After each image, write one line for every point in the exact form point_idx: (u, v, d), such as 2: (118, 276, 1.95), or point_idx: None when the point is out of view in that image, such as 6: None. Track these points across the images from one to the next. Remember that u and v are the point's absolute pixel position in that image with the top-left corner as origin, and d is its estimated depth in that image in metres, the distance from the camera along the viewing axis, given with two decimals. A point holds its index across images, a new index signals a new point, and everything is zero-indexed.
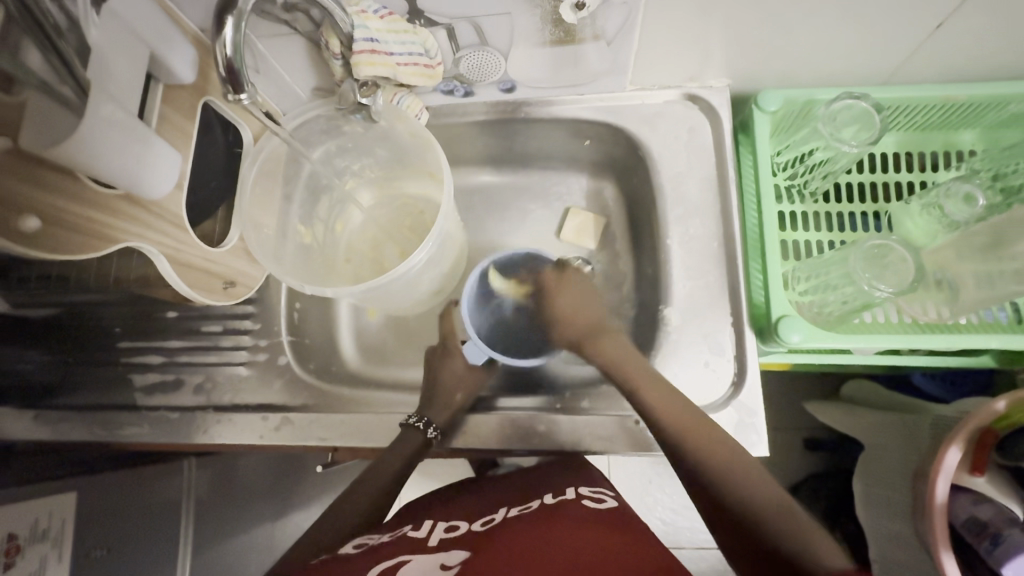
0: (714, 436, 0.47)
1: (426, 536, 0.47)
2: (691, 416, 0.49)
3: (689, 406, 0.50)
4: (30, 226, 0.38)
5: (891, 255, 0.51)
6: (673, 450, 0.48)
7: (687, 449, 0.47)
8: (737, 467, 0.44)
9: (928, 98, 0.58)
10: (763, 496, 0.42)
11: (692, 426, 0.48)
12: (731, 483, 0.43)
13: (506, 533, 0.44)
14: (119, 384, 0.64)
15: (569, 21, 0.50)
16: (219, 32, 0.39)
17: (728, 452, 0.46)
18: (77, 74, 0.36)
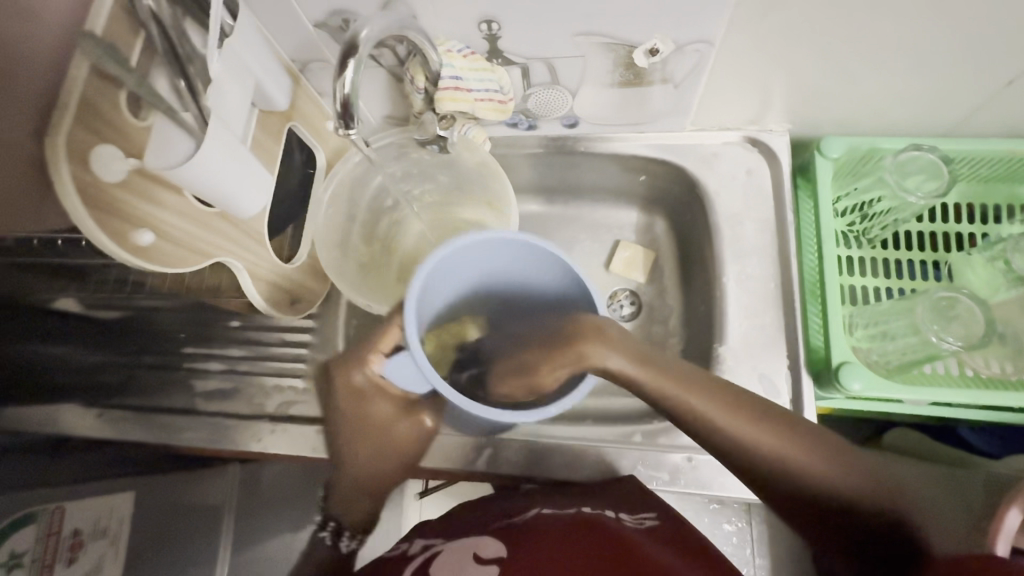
0: (713, 396, 0.45)
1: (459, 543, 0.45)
2: (705, 400, 0.45)
3: (686, 379, 0.45)
4: (142, 244, 0.38)
5: (959, 306, 0.52)
6: (689, 430, 0.46)
7: (701, 429, 0.45)
8: (751, 428, 0.45)
9: (993, 151, 0.58)
10: (784, 451, 0.44)
11: (685, 393, 0.45)
12: (755, 453, 0.44)
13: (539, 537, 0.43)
14: (179, 388, 0.66)
15: (641, 65, 0.53)
16: (341, 74, 0.41)
17: (737, 416, 0.44)
18: (200, 102, 0.39)
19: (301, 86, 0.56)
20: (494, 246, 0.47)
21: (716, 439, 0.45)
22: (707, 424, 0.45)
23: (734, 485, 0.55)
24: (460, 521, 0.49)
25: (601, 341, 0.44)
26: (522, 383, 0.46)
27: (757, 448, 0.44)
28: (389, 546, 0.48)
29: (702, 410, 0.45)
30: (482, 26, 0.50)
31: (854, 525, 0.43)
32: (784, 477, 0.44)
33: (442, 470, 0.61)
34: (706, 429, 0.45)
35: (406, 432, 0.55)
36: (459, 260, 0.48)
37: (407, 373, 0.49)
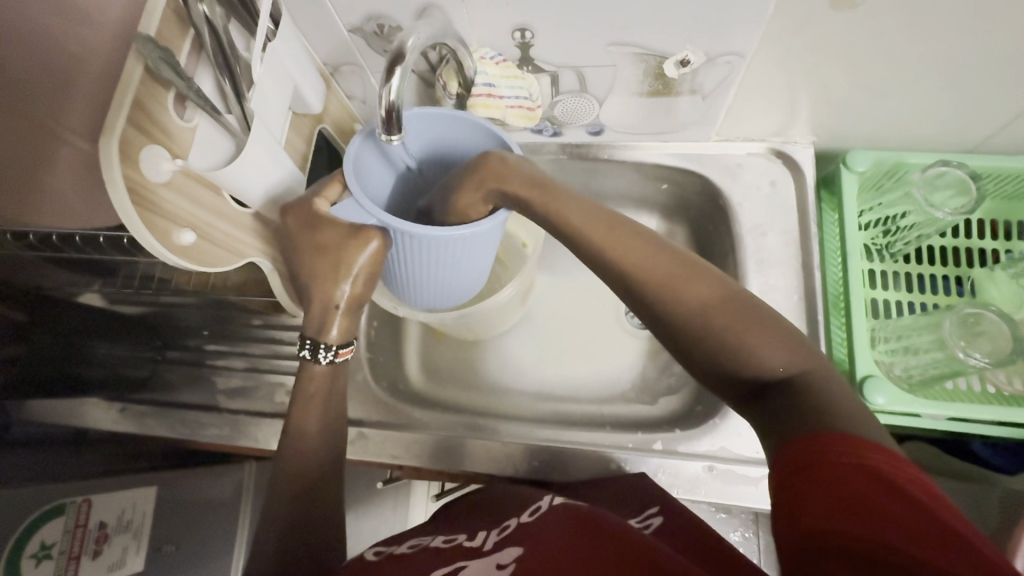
0: (719, 293, 0.38)
1: (479, 542, 0.45)
2: (677, 278, 0.39)
3: (665, 258, 0.40)
4: (184, 243, 0.39)
5: (985, 323, 0.52)
6: (669, 329, 0.39)
7: (685, 327, 0.38)
8: (764, 340, 0.36)
9: (1020, 168, 0.58)
10: (747, 338, 0.36)
11: (680, 284, 0.39)
12: (750, 365, 0.36)
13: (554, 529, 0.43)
14: (202, 383, 0.67)
15: (670, 76, 0.53)
16: (387, 82, 0.38)
17: (710, 299, 0.38)
18: (242, 105, 0.39)
19: (331, 89, 0.56)
20: (449, 121, 0.49)
21: (705, 343, 0.37)
22: (696, 321, 0.38)
23: (755, 496, 0.55)
24: (475, 524, 0.49)
25: (498, 176, 0.45)
26: (472, 204, 0.47)
27: (761, 360, 0.36)
28: (406, 545, 0.47)
29: (698, 307, 0.38)
30: (515, 34, 0.50)
31: (835, 452, 0.30)
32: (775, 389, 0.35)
33: (462, 472, 0.61)
34: (694, 331, 0.38)
35: (356, 257, 0.44)
36: (417, 126, 0.49)
37: (356, 218, 0.44)
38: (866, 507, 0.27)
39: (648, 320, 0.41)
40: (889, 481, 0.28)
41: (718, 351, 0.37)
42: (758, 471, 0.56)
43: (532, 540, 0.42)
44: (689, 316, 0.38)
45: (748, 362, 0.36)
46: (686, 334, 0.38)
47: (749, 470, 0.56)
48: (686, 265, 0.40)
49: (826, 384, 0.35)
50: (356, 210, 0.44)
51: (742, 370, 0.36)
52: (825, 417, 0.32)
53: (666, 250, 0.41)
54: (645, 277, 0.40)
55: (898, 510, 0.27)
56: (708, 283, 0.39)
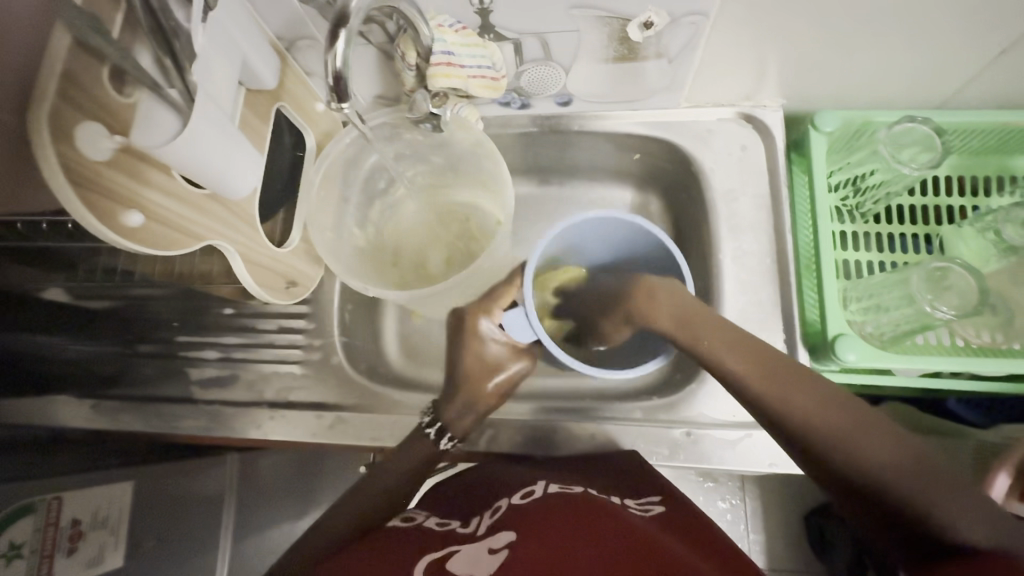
0: (848, 410, 0.40)
1: (473, 528, 0.46)
2: (797, 386, 0.42)
3: (791, 365, 0.43)
4: (130, 225, 0.38)
5: (952, 277, 0.52)
6: (834, 462, 0.39)
7: (827, 451, 0.39)
8: (879, 446, 0.37)
9: (985, 123, 0.58)
10: (859, 443, 0.38)
11: (808, 400, 0.41)
12: (905, 488, 0.35)
13: (538, 513, 0.43)
14: (175, 376, 0.65)
15: (635, 40, 0.52)
16: (332, 45, 0.40)
17: (822, 407, 0.40)
18: (186, 78, 0.38)
19: (288, 64, 0.54)
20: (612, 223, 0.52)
21: (826, 451, 0.39)
22: (889, 490, 0.36)
23: (734, 459, 0.56)
24: (468, 509, 0.50)
25: (649, 303, 0.48)
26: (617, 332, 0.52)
27: (920, 480, 0.35)
28: (402, 519, 0.50)
29: (835, 427, 0.39)
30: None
31: None
32: (864, 489, 0.37)
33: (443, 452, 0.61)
34: (887, 478, 0.36)
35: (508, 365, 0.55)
36: (591, 227, 0.52)
37: (521, 329, 0.50)
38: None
39: (763, 418, 0.43)
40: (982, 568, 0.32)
41: (909, 459, 0.36)
42: (737, 434, 0.57)
43: (520, 526, 0.43)
44: (796, 416, 0.41)
45: (887, 488, 0.36)
46: (802, 435, 0.40)
47: (728, 433, 0.57)
48: (809, 386, 0.42)
49: (955, 496, 0.35)
50: (523, 323, 0.50)
51: (857, 479, 0.37)
52: (901, 500, 0.36)
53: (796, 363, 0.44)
54: (753, 378, 0.44)
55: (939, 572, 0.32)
56: (825, 389, 0.41)
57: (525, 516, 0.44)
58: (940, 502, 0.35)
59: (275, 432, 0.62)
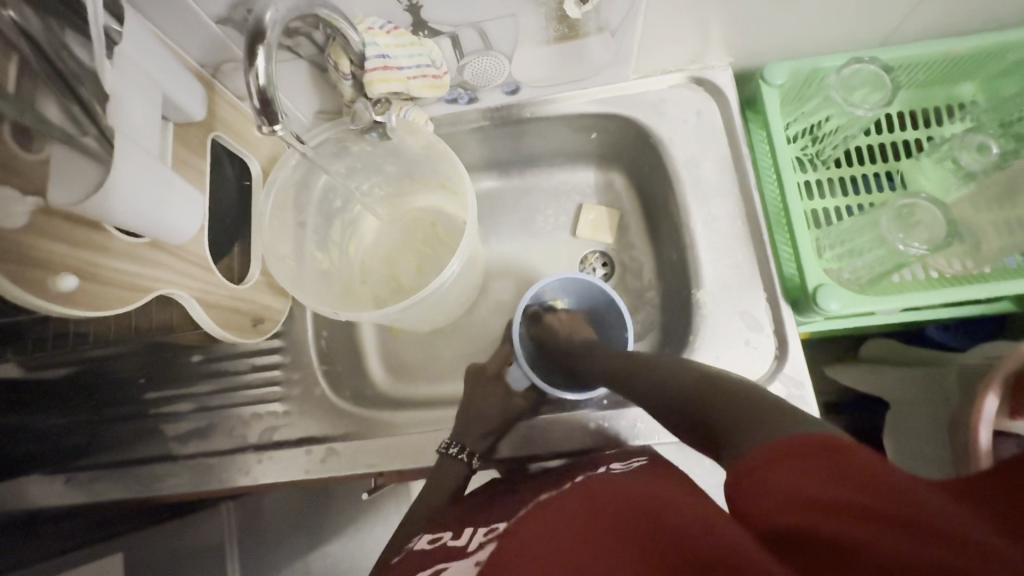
0: (710, 385, 0.38)
1: (466, 542, 0.43)
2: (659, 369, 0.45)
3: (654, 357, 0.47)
4: (69, 289, 0.36)
5: (919, 212, 0.53)
6: (681, 401, 0.40)
7: (709, 406, 0.36)
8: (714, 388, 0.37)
9: (928, 55, 0.58)
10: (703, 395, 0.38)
11: (678, 376, 0.42)
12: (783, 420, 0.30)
13: (528, 513, 0.39)
14: (151, 436, 0.61)
15: (573, 16, 0.50)
16: (252, 64, 0.38)
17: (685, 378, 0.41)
18: (98, 122, 0.36)
19: (216, 92, 0.50)
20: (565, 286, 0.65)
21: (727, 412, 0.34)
22: (731, 391, 0.36)
23: None
24: (464, 526, 0.48)
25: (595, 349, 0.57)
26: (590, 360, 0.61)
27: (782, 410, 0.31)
28: (427, 537, 0.48)
29: (686, 388, 0.40)
30: None
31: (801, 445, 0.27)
32: (741, 420, 0.32)
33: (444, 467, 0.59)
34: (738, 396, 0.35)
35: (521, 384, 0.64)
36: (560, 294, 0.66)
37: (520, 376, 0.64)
38: (834, 508, 0.24)
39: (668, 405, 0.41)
40: (845, 458, 0.25)
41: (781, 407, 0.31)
42: None
43: (506, 522, 0.40)
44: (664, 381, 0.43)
45: (756, 406, 0.33)
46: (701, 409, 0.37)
47: None
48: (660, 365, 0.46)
49: (794, 418, 0.30)
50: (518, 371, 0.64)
51: (743, 417, 0.32)
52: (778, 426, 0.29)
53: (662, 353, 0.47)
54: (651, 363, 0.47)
55: (894, 503, 0.23)
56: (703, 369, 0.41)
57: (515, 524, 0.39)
58: (753, 411, 0.32)
59: (266, 475, 0.59)
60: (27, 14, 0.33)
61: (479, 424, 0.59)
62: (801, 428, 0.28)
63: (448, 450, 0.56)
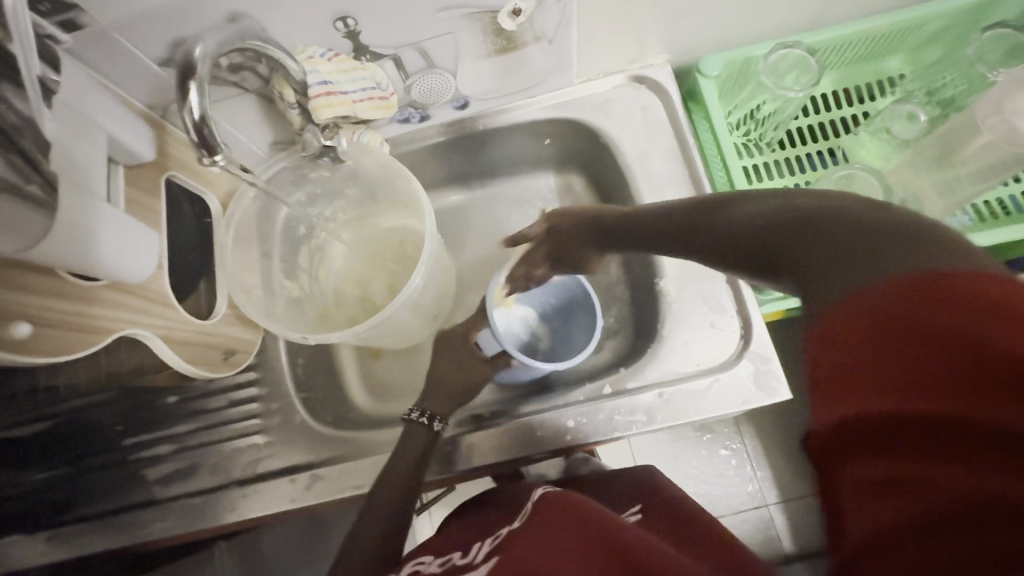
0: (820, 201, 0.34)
1: (473, 557, 0.42)
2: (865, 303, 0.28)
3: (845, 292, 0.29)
4: (22, 334, 0.39)
5: (858, 182, 0.55)
6: (755, 236, 0.37)
7: (777, 236, 0.35)
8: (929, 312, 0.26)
9: (852, 34, 0.61)
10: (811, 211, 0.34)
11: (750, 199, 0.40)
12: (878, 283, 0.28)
13: (539, 533, 0.40)
14: (133, 482, 0.61)
15: (509, 29, 0.52)
16: (185, 99, 0.39)
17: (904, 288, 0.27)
18: (40, 169, 0.36)
19: (167, 133, 0.51)
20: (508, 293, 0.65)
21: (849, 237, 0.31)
22: (876, 225, 0.31)
23: (713, 406, 0.55)
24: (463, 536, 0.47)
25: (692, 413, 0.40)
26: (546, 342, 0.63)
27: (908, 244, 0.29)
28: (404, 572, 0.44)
29: (754, 225, 0.37)
30: (337, 23, 0.47)
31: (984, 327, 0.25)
32: (810, 266, 0.32)
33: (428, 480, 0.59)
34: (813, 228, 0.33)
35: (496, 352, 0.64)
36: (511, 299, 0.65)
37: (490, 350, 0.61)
38: (917, 380, 0.26)
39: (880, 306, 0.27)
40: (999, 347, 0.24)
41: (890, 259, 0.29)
42: (704, 381, 0.56)
43: (511, 544, 0.40)
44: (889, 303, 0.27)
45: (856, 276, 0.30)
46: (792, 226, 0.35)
47: (697, 382, 0.56)
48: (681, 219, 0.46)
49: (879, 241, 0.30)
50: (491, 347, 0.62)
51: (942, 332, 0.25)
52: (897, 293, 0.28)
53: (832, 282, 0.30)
54: (694, 204, 0.45)
55: (951, 322, 0.26)
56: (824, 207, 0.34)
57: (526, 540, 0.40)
58: (917, 245, 0.29)
59: (251, 508, 0.59)
60: None
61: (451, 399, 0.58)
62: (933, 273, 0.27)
63: (424, 419, 0.55)
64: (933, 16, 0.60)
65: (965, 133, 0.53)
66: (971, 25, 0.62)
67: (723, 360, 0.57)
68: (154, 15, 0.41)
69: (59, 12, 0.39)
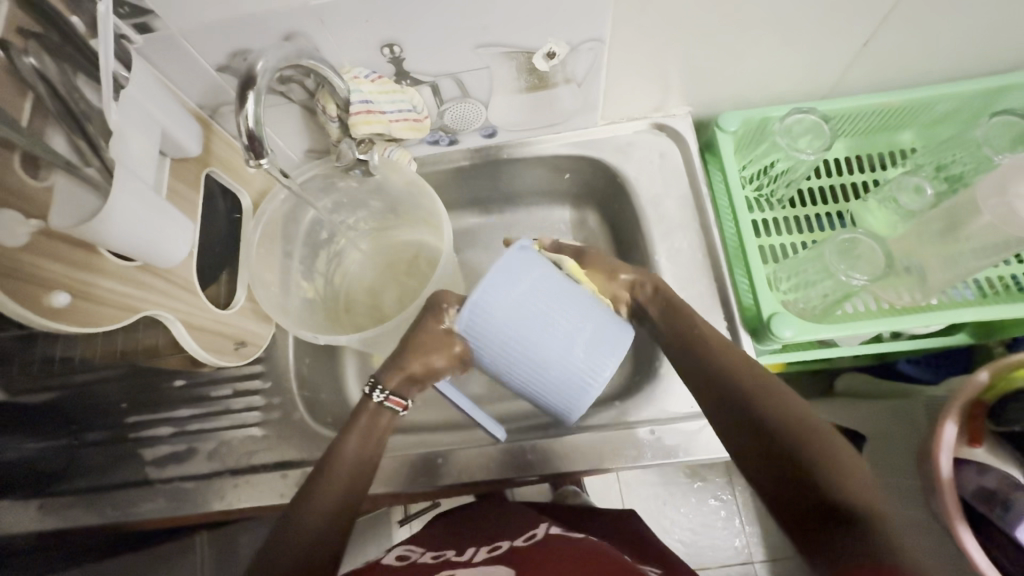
0: (817, 431, 0.41)
1: (469, 557, 0.46)
2: (797, 419, 0.41)
3: (789, 403, 0.42)
4: (59, 304, 0.40)
5: (861, 246, 0.57)
6: (752, 420, 0.43)
7: (836, 492, 0.37)
8: (845, 465, 0.38)
9: (867, 107, 0.64)
10: (766, 382, 0.44)
11: (792, 406, 0.42)
12: (851, 493, 0.36)
13: (547, 555, 0.43)
14: (128, 461, 0.62)
15: (542, 69, 0.55)
16: (242, 107, 0.43)
17: (835, 448, 0.39)
18: (102, 156, 0.40)
19: (212, 131, 0.55)
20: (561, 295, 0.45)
21: (762, 409, 0.43)
22: (796, 412, 0.42)
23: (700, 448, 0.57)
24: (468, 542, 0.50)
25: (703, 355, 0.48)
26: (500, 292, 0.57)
27: (801, 420, 0.41)
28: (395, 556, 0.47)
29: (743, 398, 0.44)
30: (384, 49, 0.51)
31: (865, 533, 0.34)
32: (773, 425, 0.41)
33: (413, 491, 0.60)
34: (803, 433, 0.40)
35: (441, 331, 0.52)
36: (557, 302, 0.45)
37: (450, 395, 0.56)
38: None
39: (806, 485, 0.38)
40: None
41: (852, 461, 0.39)
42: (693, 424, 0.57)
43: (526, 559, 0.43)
44: (831, 466, 0.38)
45: (795, 433, 0.40)
46: (739, 394, 0.45)
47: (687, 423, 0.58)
48: (764, 373, 0.45)
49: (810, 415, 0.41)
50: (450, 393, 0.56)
51: (842, 487, 0.37)
52: (843, 472, 0.38)
53: (781, 417, 0.42)
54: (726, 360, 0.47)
55: None
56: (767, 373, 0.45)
57: (528, 556, 0.43)
58: (817, 448, 0.39)
59: (240, 499, 0.60)
60: (46, 61, 0.38)
61: (422, 380, 0.52)
62: (840, 461, 0.38)
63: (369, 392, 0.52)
64: (946, 98, 0.63)
65: (965, 213, 0.55)
66: (982, 109, 0.65)
67: None
68: (219, 26, 0.45)
69: (136, 15, 0.44)
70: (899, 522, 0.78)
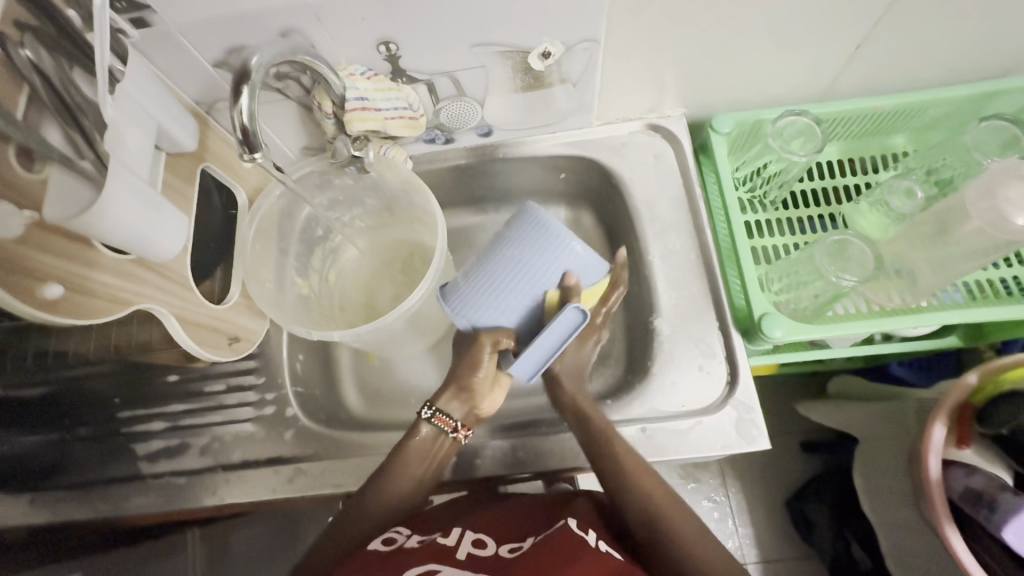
0: (682, 512, 0.48)
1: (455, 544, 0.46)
2: (677, 520, 0.47)
3: (669, 504, 0.48)
4: (52, 296, 0.40)
5: (851, 248, 0.58)
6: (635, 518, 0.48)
7: None
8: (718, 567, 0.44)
9: (858, 110, 0.65)
10: (647, 485, 0.49)
11: (674, 508, 0.48)
12: None
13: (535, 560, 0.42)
14: (121, 455, 0.62)
15: (537, 69, 0.55)
16: (236, 101, 0.43)
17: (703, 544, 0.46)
18: (96, 148, 0.41)
19: (209, 127, 0.55)
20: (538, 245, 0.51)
21: (652, 506, 0.48)
22: (682, 514, 0.48)
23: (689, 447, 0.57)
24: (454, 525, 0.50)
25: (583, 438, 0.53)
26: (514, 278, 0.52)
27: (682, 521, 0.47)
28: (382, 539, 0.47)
29: (634, 504, 0.49)
30: (380, 47, 0.51)
31: None
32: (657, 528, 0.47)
33: None
34: (685, 535, 0.46)
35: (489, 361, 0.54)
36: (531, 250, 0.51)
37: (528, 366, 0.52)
38: None
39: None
40: None
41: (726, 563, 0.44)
42: (683, 423, 0.57)
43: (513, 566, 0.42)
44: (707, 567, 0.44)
45: (680, 534, 0.46)
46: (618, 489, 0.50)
47: (678, 423, 0.58)
48: (629, 469, 0.50)
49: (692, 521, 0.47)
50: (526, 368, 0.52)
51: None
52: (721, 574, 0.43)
53: (667, 516, 0.48)
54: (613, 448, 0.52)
55: None
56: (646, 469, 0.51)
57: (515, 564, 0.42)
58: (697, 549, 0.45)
59: (233, 494, 0.60)
60: (41, 53, 0.38)
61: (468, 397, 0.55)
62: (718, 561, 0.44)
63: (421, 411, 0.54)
64: (937, 102, 0.63)
65: (955, 217, 0.56)
66: (972, 113, 0.65)
67: (707, 405, 0.58)
68: (216, 22, 0.45)
69: (133, 10, 0.44)
70: (888, 521, 0.78)
